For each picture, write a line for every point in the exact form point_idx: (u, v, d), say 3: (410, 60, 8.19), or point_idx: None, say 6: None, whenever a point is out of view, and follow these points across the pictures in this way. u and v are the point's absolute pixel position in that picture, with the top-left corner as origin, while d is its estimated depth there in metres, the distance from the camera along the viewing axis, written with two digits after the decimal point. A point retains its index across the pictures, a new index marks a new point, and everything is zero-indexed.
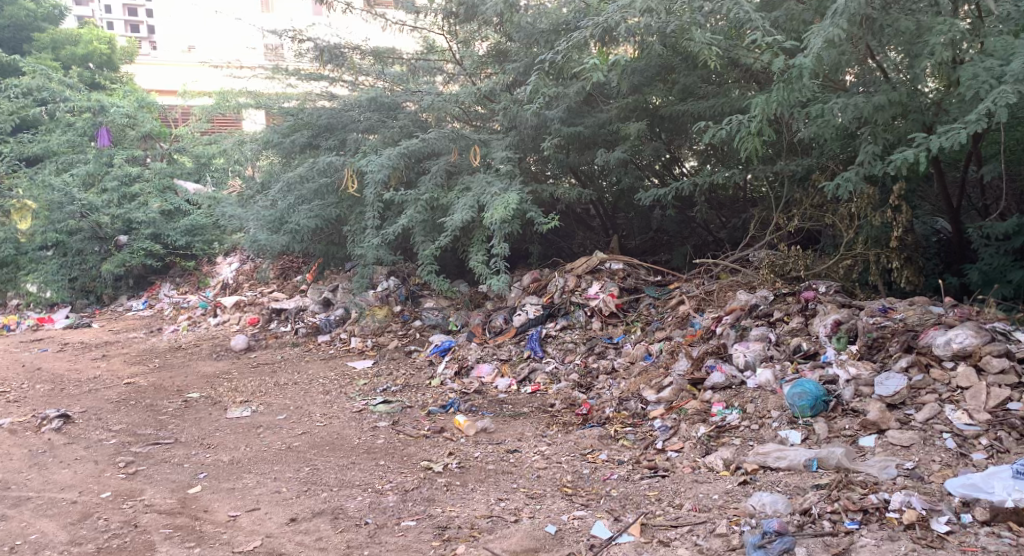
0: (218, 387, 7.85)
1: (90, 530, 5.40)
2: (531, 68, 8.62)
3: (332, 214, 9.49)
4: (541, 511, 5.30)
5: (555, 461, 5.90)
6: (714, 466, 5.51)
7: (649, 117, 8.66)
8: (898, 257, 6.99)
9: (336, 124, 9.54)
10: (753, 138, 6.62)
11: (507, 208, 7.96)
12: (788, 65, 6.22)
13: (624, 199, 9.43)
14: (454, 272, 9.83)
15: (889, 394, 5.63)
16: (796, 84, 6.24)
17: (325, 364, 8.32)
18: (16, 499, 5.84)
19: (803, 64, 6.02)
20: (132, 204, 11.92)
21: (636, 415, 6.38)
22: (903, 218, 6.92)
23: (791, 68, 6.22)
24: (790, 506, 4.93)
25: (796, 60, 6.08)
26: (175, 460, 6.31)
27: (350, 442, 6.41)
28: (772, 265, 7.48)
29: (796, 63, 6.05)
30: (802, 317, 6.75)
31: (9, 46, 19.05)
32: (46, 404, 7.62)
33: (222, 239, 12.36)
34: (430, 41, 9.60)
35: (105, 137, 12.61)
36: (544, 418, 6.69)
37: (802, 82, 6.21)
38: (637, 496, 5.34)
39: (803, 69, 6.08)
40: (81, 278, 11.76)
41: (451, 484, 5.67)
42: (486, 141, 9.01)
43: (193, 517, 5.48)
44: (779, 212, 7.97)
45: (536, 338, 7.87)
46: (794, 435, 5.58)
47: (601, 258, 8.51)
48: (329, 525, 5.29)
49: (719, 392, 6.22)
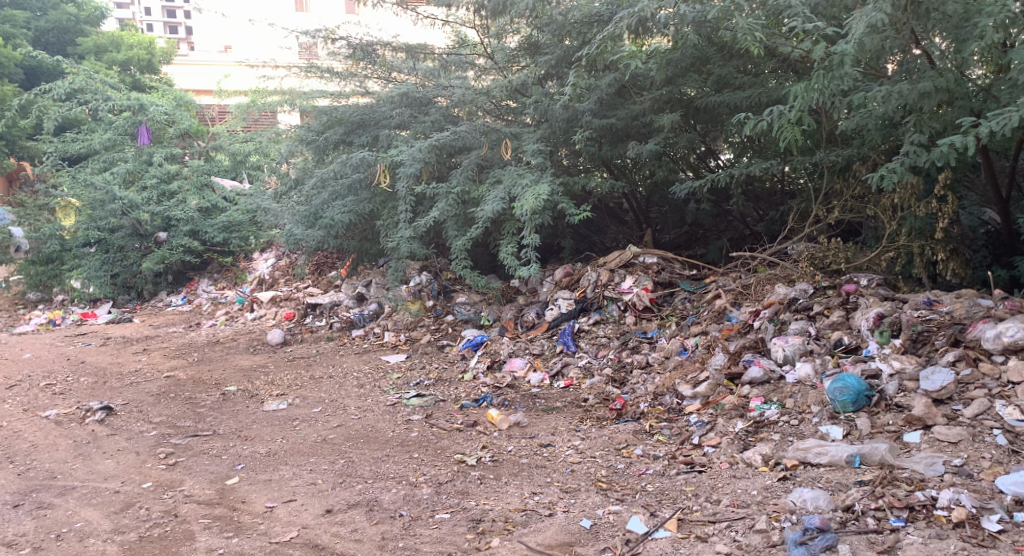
0: (255, 380, 7.88)
1: (132, 519, 5.42)
2: (564, 60, 8.60)
3: (365, 209, 9.50)
4: (577, 505, 5.23)
5: (589, 456, 5.82)
6: (751, 461, 5.38)
7: (684, 108, 8.53)
8: (943, 249, 6.81)
9: (369, 120, 9.57)
10: (792, 127, 6.50)
11: (538, 200, 7.90)
12: (829, 52, 6.09)
13: (658, 192, 9.34)
14: (486, 267, 9.78)
15: (936, 389, 5.48)
16: (838, 71, 6.11)
17: (359, 358, 8.32)
18: (61, 488, 5.89)
19: (845, 51, 5.89)
20: (171, 201, 12.05)
21: (672, 410, 6.29)
22: (949, 209, 6.73)
23: (832, 55, 6.09)
24: (832, 502, 4.81)
25: (838, 46, 5.95)
26: (214, 452, 6.33)
27: (385, 435, 6.39)
28: (813, 257, 7.38)
29: (837, 50, 5.92)
30: (842, 311, 6.60)
31: (54, 49, 19.60)
32: (90, 396, 7.70)
33: (258, 236, 12.45)
34: (462, 35, 9.50)
35: (145, 135, 12.70)
36: (577, 412, 6.62)
37: (843, 69, 6.08)
38: (674, 491, 5.25)
39: (845, 55, 5.95)
40: (122, 274, 11.87)
41: (485, 477, 5.62)
42: (518, 134, 8.95)
43: (231, 508, 5.49)
44: (819, 204, 7.83)
45: (569, 333, 7.79)
46: (835, 431, 5.44)
47: (635, 252, 8.39)
48: (364, 517, 5.26)
49: (757, 387, 6.11)
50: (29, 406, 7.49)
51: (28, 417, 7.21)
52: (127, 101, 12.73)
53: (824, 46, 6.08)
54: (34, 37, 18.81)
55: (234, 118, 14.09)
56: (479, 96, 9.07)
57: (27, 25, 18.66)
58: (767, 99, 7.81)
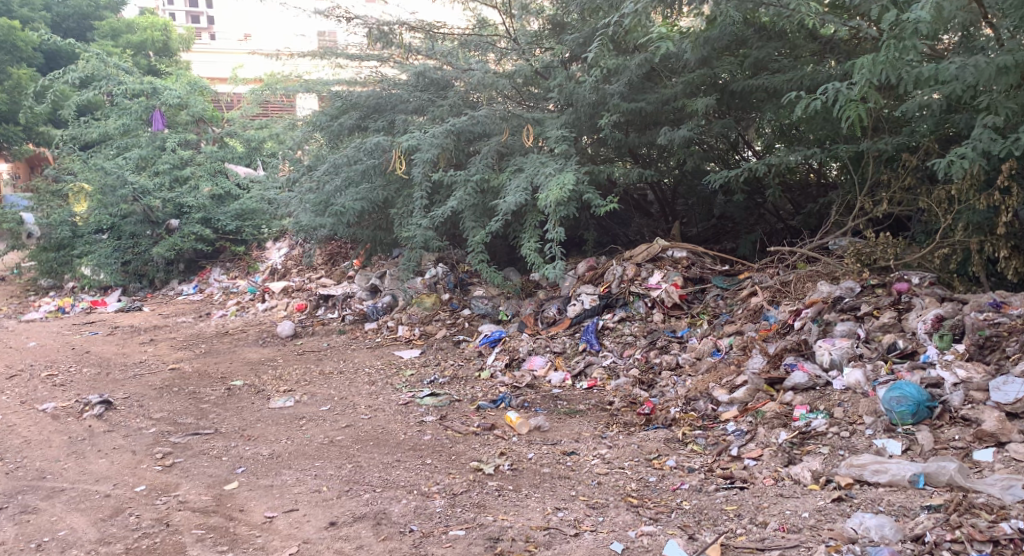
0: (262, 375, 7.44)
1: (121, 528, 4.98)
2: (591, 39, 8.09)
3: (379, 197, 9.02)
4: (605, 524, 4.75)
5: (618, 466, 5.33)
6: (800, 478, 4.89)
7: (719, 92, 7.97)
8: (1006, 246, 6.26)
9: (385, 105, 9.05)
10: (853, 106, 5.92)
11: (563, 189, 7.37)
12: (901, 19, 5.45)
13: (685, 183, 8.82)
14: (504, 259, 9.27)
15: (1009, 402, 4.97)
16: (910, 41, 5.45)
17: (371, 353, 7.85)
18: (49, 490, 5.47)
19: (920, 17, 5.26)
20: (183, 188, 11.63)
21: (706, 417, 5.79)
22: (1013, 202, 6.13)
23: (904, 22, 5.45)
24: (899, 531, 4.31)
25: (910, 13, 5.30)
26: (214, 453, 5.88)
27: (396, 438, 5.92)
28: (859, 253, 6.84)
29: (911, 17, 5.30)
30: (894, 312, 6.08)
31: (74, 35, 19.52)
32: (91, 388, 7.30)
33: (271, 224, 12.04)
34: (482, 17, 8.94)
35: (157, 121, 12.12)
36: (603, 416, 6.12)
37: (915, 38, 5.41)
38: (713, 510, 4.76)
39: (919, 23, 5.29)
40: (134, 261, 11.45)
41: (503, 489, 5.15)
42: (541, 120, 8.38)
43: (227, 517, 5.04)
44: (864, 196, 7.28)
45: (592, 330, 7.28)
46: (894, 445, 4.95)
47: (663, 245, 7.82)
48: (371, 532, 4.80)
49: (801, 394, 5.61)
50: (27, 399, 7.08)
51: (24, 411, 6.80)
52: (141, 85, 12.22)
53: (895, 12, 5.44)
54: (53, 20, 18.65)
55: (247, 105, 13.64)
56: (500, 79, 8.48)
57: (48, 9, 18.54)
58: (811, 83, 7.26)
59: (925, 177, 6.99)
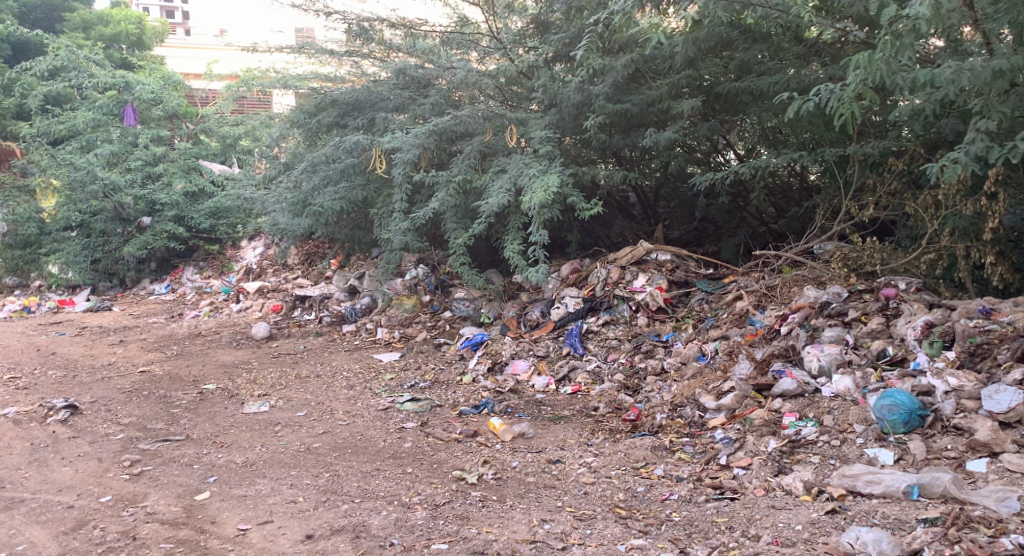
0: (236, 378, 7.25)
1: (83, 542, 4.79)
2: (578, 38, 7.97)
3: (358, 196, 8.74)
4: (593, 537, 4.62)
5: (604, 475, 5.20)
6: (791, 489, 4.80)
7: (704, 93, 7.86)
8: (992, 251, 6.15)
9: (366, 102, 8.84)
10: (847, 105, 5.78)
11: (546, 191, 7.24)
12: (900, 15, 5.32)
13: (668, 186, 8.74)
14: (486, 261, 9.12)
15: (1002, 410, 4.90)
16: (908, 38, 5.32)
17: (349, 356, 7.69)
18: (9, 500, 5.25)
19: (920, 13, 5.14)
20: (156, 185, 11.34)
21: (693, 424, 5.68)
22: (1000, 207, 6.03)
23: (904, 18, 5.32)
24: (896, 546, 4.21)
25: (909, 9, 5.18)
26: (185, 461, 5.69)
27: (375, 445, 5.76)
28: (845, 257, 6.78)
29: (911, 13, 5.18)
30: (882, 318, 6.01)
31: (42, 26, 19.09)
32: (55, 392, 7.06)
33: (246, 223, 11.75)
34: (463, 14, 8.60)
35: (128, 116, 11.78)
36: (588, 423, 6.00)
37: (915, 35, 5.29)
38: (704, 522, 4.65)
39: (919, 19, 5.16)
40: (104, 260, 11.18)
41: (486, 499, 5.01)
42: (524, 120, 8.23)
43: (198, 530, 4.87)
44: (850, 200, 7.21)
45: (576, 334, 7.16)
46: (886, 455, 4.88)
47: (648, 248, 7.75)
48: (349, 546, 4.64)
49: (790, 401, 5.52)
50: None
51: None
52: (112, 78, 11.90)
53: (894, 7, 5.31)
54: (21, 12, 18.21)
55: (224, 101, 13.30)
56: (483, 78, 8.31)
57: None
58: (798, 86, 7.18)
59: (912, 182, 6.93)
